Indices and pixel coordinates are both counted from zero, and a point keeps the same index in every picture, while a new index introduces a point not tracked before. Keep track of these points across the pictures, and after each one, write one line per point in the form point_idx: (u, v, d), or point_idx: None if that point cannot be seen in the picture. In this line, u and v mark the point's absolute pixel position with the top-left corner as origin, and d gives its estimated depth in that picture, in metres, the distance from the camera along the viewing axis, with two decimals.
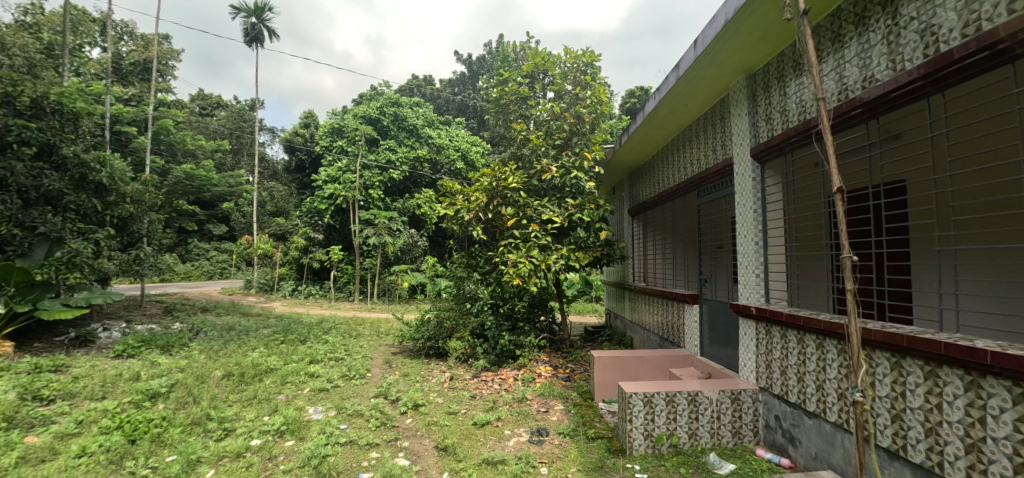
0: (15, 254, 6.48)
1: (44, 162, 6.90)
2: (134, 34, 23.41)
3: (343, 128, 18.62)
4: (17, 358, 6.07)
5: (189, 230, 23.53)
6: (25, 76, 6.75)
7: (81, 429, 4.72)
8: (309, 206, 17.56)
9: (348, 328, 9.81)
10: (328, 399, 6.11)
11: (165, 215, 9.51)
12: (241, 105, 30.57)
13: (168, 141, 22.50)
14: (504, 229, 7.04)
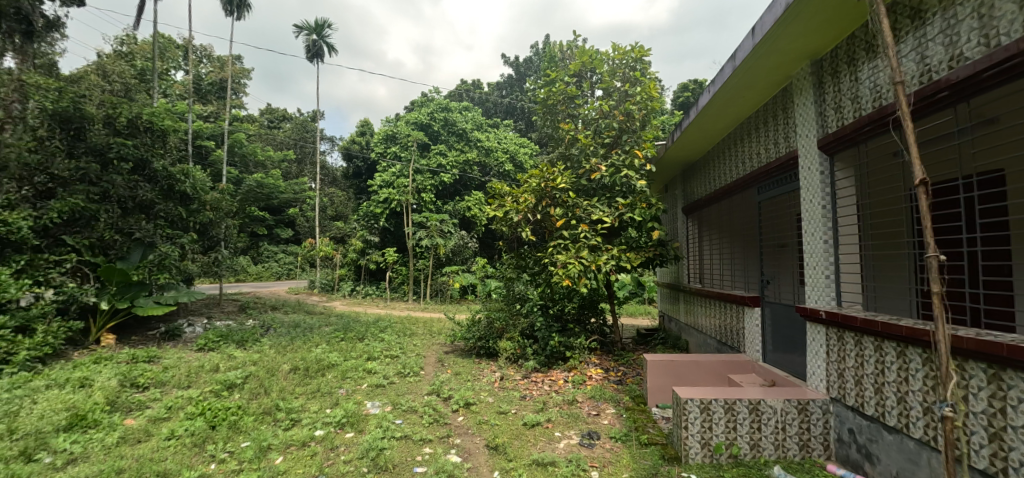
0: (116, 257, 7.22)
1: (139, 175, 7.73)
2: (212, 56, 25.65)
3: (397, 135, 19.65)
4: (117, 350, 6.85)
5: (260, 234, 25.40)
6: (123, 99, 7.53)
7: (170, 414, 5.25)
8: (366, 210, 18.38)
9: (402, 327, 10.19)
10: (384, 395, 6.38)
11: (239, 221, 10.36)
12: (304, 117, 32.63)
13: (241, 153, 24.51)
14: (553, 230, 7.02)
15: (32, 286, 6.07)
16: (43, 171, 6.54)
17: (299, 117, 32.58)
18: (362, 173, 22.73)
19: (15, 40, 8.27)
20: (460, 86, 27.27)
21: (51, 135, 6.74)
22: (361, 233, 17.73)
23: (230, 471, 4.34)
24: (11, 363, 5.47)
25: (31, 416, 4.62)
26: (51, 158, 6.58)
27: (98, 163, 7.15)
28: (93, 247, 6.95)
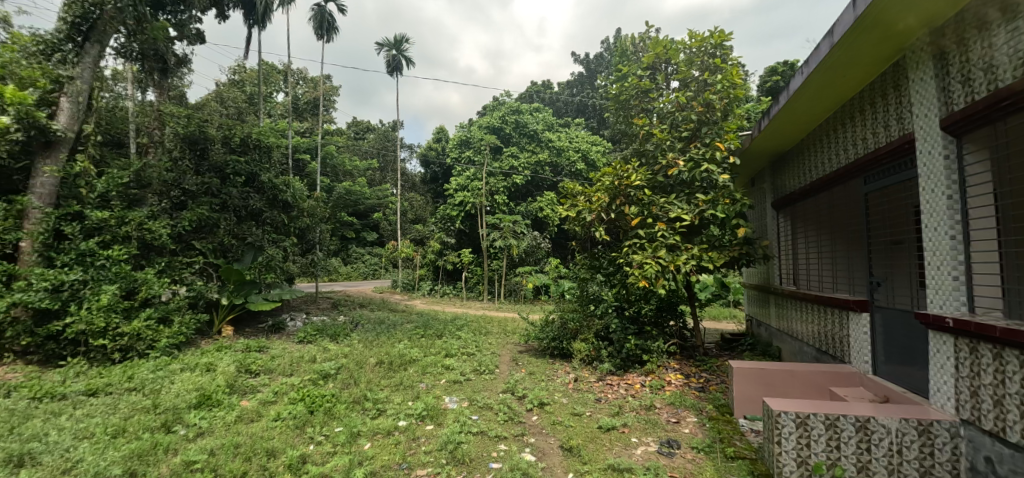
0: (233, 259, 8.22)
1: (251, 187, 8.81)
2: (306, 78, 28.35)
3: (470, 140, 20.38)
4: (234, 340, 7.86)
5: (350, 237, 27.56)
6: (237, 122, 8.71)
7: (277, 397, 5.92)
8: (443, 213, 19.13)
9: (476, 325, 10.50)
10: (462, 391, 6.63)
11: (332, 225, 11.35)
12: (386, 128, 34.90)
13: (333, 164, 27.18)
14: (628, 230, 6.82)
15: (171, 284, 7.16)
16: (177, 186, 7.69)
17: (382, 128, 34.93)
18: (439, 178, 23.82)
19: (155, 77, 9.77)
20: (531, 88, 27.44)
21: (182, 156, 7.94)
22: (438, 235, 18.52)
23: (325, 453, 4.78)
24: (156, 348, 6.48)
25: (170, 394, 5.45)
26: (182, 176, 7.73)
27: (217, 178, 8.25)
28: (216, 250, 8.02)
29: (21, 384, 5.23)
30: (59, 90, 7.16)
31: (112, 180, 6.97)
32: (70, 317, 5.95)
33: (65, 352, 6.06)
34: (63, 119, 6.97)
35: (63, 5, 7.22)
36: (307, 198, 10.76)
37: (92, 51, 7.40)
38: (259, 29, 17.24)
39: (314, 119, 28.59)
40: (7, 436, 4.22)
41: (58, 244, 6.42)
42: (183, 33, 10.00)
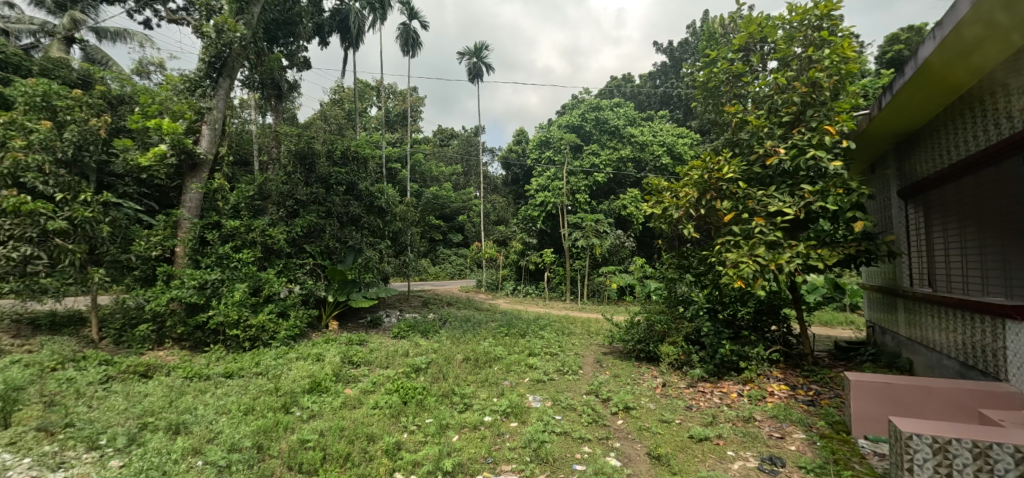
0: (337, 261, 9.09)
1: (351, 195, 9.64)
2: (396, 92, 30.40)
3: (550, 140, 20.39)
4: (339, 333, 8.72)
5: (438, 239, 28.99)
6: (338, 137, 9.64)
7: (376, 387, 6.46)
8: (525, 214, 19.28)
9: (560, 325, 10.46)
10: (545, 390, 6.68)
11: (421, 228, 12.04)
12: (469, 133, 36.25)
13: (421, 171, 28.86)
14: (721, 226, 6.33)
15: (289, 283, 8.14)
16: (291, 197, 8.72)
17: (465, 134, 36.38)
18: (520, 180, 24.15)
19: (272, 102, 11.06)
20: (612, 82, 26.52)
21: (296, 171, 8.96)
22: (520, 235, 18.75)
23: (417, 442, 5.10)
24: (277, 339, 7.41)
25: (288, 380, 6.21)
26: (295, 187, 8.74)
27: (323, 188, 9.18)
28: (324, 253, 8.95)
29: (177, 366, 6.30)
30: (201, 119, 8.50)
31: (240, 194, 8.10)
32: (212, 310, 7.03)
33: (209, 340, 7.16)
34: (205, 144, 8.33)
35: (202, 48, 8.47)
36: (399, 203, 11.52)
37: (224, 84, 8.64)
38: (355, 51, 18.82)
39: (404, 130, 30.62)
40: (168, 408, 5.12)
41: (202, 249, 7.62)
42: (292, 61, 11.19)
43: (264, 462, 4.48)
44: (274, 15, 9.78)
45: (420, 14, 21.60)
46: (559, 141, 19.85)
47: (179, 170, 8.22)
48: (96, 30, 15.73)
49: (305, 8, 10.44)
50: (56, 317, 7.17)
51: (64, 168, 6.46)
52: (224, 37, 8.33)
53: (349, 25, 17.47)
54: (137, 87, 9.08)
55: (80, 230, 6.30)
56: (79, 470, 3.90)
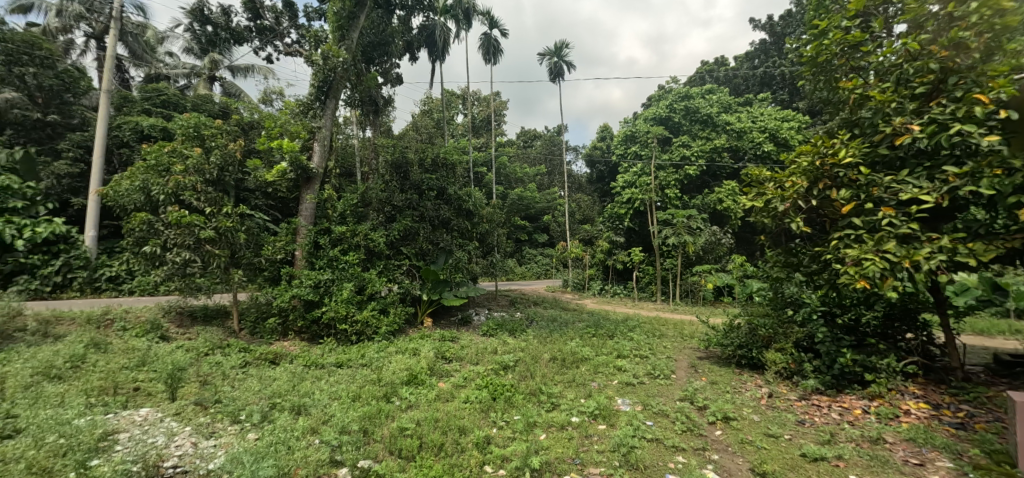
0: (430, 261, 9.65)
1: (442, 199, 10.16)
2: (481, 98, 31.48)
3: (636, 134, 19.65)
4: (432, 330, 9.26)
5: (524, 240, 29.32)
6: (429, 146, 10.24)
7: (467, 382, 6.76)
8: (611, 212, 18.75)
9: (650, 327, 10.01)
10: (635, 394, 6.45)
11: (507, 229, 12.31)
12: (551, 134, 36.36)
13: (506, 174, 29.57)
14: (839, 219, 5.58)
15: (388, 282, 8.84)
16: (389, 203, 9.48)
17: (547, 135, 36.57)
18: (605, 177, 23.29)
19: (371, 118, 12.20)
20: (703, 68, 24.44)
21: (393, 179, 9.70)
22: (606, 234, 18.26)
23: (506, 438, 5.25)
24: (379, 334, 8.11)
25: (388, 371, 6.76)
26: (393, 194, 9.47)
27: (416, 194, 9.81)
28: (418, 254, 9.58)
29: (298, 355, 7.19)
30: (313, 137, 9.59)
31: (346, 203, 9.00)
32: (326, 306, 7.90)
33: (322, 333, 8.05)
34: (317, 159, 9.40)
35: (313, 74, 9.62)
36: (486, 206, 11.90)
37: (331, 104, 9.71)
38: (442, 63, 19.86)
39: (489, 134, 31.64)
40: (292, 391, 5.87)
41: (317, 252, 8.60)
42: (386, 78, 12.18)
43: (368, 445, 4.93)
44: (370, 37, 10.74)
45: (500, 22, 22.15)
46: (644, 134, 18.94)
47: (297, 183, 9.37)
48: (231, 68, 18.55)
49: (396, 28, 11.32)
50: (207, 309, 8.49)
51: (211, 186, 7.65)
52: (330, 62, 9.44)
53: (435, 39, 18.47)
54: (263, 113, 10.54)
55: (224, 238, 7.47)
56: (225, 439, 4.65)
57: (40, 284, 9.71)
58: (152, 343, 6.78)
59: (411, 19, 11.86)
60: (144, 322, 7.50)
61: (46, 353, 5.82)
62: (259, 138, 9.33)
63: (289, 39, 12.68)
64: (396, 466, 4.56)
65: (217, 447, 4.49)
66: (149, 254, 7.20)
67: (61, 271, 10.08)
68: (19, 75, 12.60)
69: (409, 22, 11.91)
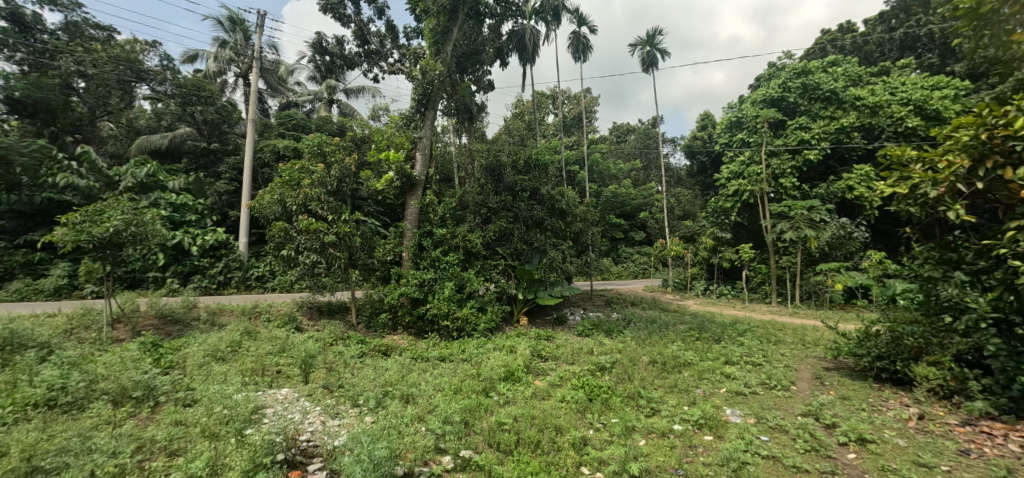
0: (525, 261, 9.81)
1: (535, 200, 10.27)
2: (571, 96, 31.18)
3: (743, 120, 17.61)
4: (528, 328, 9.43)
5: (621, 238, 28.30)
6: (522, 149, 10.46)
7: (562, 381, 6.76)
8: (715, 206, 17.30)
9: (764, 332, 9.06)
10: (746, 405, 5.90)
11: (602, 227, 12.04)
12: (647, 126, 34.76)
13: (598, 171, 29.09)
14: (1017, 204, 4.50)
15: (486, 281, 9.23)
16: (484, 206, 9.84)
17: (640, 128, 35.07)
18: (707, 168, 20.80)
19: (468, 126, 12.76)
20: (822, 37, 21.02)
21: (488, 183, 10.07)
22: (710, 230, 16.88)
23: (603, 440, 5.15)
24: (478, 331, 8.48)
25: (487, 367, 7.02)
26: (488, 197, 9.82)
27: (510, 195, 10.05)
28: (513, 254, 9.79)
29: (407, 348, 7.82)
30: (415, 147, 10.35)
31: (445, 207, 9.62)
32: (430, 304, 8.49)
33: (427, 329, 8.64)
34: (418, 167, 10.11)
35: (413, 89, 10.36)
36: (579, 205, 11.78)
37: (430, 115, 10.35)
38: (532, 66, 20.00)
39: (581, 132, 31.27)
40: (401, 381, 6.41)
41: (421, 253, 9.29)
42: (479, 86, 12.75)
43: (469, 437, 5.20)
44: (463, 48, 11.32)
45: (588, 18, 21.67)
46: (752, 119, 16.85)
47: (402, 190, 10.18)
48: (346, 90, 20.77)
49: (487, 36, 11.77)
50: (331, 303, 9.62)
51: (332, 197, 8.66)
52: (428, 76, 10.06)
53: (525, 42, 18.59)
54: (373, 129, 11.68)
55: (344, 242, 8.41)
56: (347, 420, 5.26)
57: (208, 282, 11.87)
58: (289, 334, 7.88)
59: (500, 26, 12.21)
60: (283, 315, 8.75)
61: (214, 339, 7.09)
62: (369, 152, 10.30)
63: (392, 59, 13.86)
64: (495, 458, 4.75)
65: (341, 426, 5.10)
66: (287, 256, 8.38)
67: (223, 272, 12.19)
68: (190, 113, 15.79)
69: (499, 29, 12.28)
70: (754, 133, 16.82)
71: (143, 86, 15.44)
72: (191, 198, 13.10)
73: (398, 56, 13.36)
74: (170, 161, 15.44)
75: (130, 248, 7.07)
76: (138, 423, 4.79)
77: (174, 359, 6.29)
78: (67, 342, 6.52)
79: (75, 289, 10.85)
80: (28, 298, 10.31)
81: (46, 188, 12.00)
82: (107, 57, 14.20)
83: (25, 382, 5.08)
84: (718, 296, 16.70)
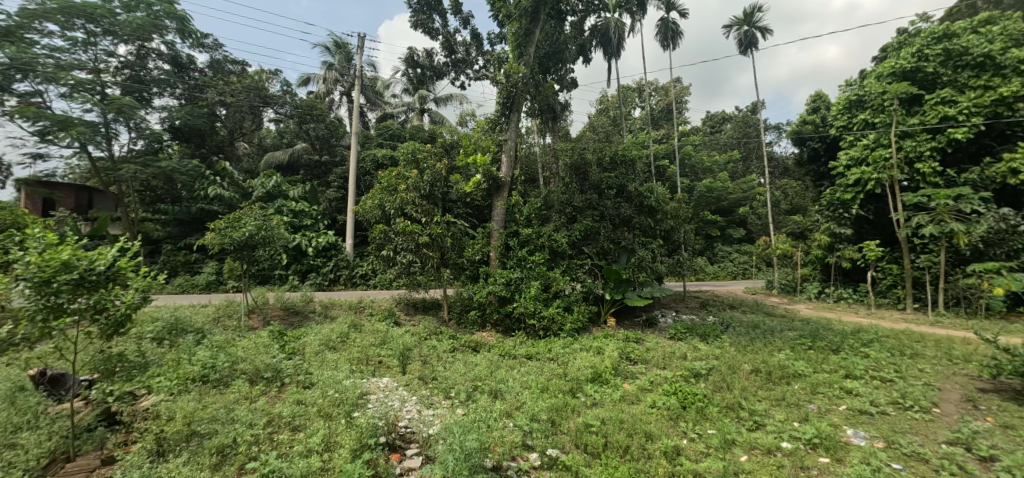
0: (612, 261, 9.57)
1: (622, 197, 9.95)
2: (659, 87, 29.84)
3: (866, 99, 14.84)
4: (616, 330, 9.19)
5: (717, 235, 26.29)
6: (609, 147, 10.25)
7: (653, 386, 6.46)
8: (830, 198, 15.27)
9: (894, 343, 7.82)
10: (873, 427, 5.16)
11: (696, 224, 11.30)
12: (746, 113, 31.84)
13: (691, 164, 27.35)
14: None
15: (572, 280, 9.20)
16: (569, 204, 9.80)
17: (738, 115, 32.24)
18: (820, 154, 17.56)
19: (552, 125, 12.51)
20: None
21: (574, 182, 9.99)
22: (825, 225, 14.87)
23: (699, 452, 4.83)
24: (564, 331, 8.48)
25: (574, 367, 6.96)
26: (573, 196, 9.77)
27: (596, 193, 9.88)
28: (600, 254, 9.61)
29: (495, 345, 8.08)
30: (501, 149, 10.67)
31: (531, 207, 9.75)
32: (516, 303, 8.69)
33: (514, 326, 8.84)
34: (504, 169, 10.36)
35: (498, 92, 10.64)
36: (670, 201, 11.20)
37: (514, 117, 10.54)
38: (617, 60, 19.33)
39: (670, 124, 29.66)
40: (490, 376, 6.62)
41: (508, 252, 9.55)
42: (562, 84, 12.66)
43: (556, 436, 5.20)
44: (546, 49, 11.57)
45: (677, 3, 20.39)
46: (879, 97, 13.94)
47: (490, 192, 10.53)
48: (436, 99, 21.88)
49: (569, 34, 11.69)
50: (426, 300, 10.26)
51: (425, 200, 9.23)
52: (511, 79, 10.27)
53: (610, 37, 18.03)
54: (460, 135, 12.25)
55: (437, 243, 8.91)
56: (440, 411, 5.57)
57: (322, 279, 13.38)
58: (389, 327, 8.59)
59: (583, 22, 11.99)
60: (383, 309, 9.55)
61: (327, 330, 7.97)
62: (458, 156, 10.83)
63: (478, 66, 14.35)
64: (583, 460, 4.69)
65: (435, 415, 5.42)
66: (386, 256, 9.11)
67: (334, 270, 13.64)
68: (305, 129, 17.89)
69: (583, 25, 11.99)
70: (882, 112, 14.06)
71: (269, 110, 17.49)
72: (307, 205, 14.88)
73: (483, 63, 13.80)
74: (290, 173, 17.47)
75: (262, 249, 8.21)
76: (269, 400, 5.55)
77: (296, 346, 7.21)
78: (215, 328, 7.79)
79: (221, 283, 12.90)
80: (188, 291, 12.50)
81: (199, 199, 14.82)
82: (242, 87, 16.63)
83: (186, 360, 6.16)
84: (835, 300, 14.75)
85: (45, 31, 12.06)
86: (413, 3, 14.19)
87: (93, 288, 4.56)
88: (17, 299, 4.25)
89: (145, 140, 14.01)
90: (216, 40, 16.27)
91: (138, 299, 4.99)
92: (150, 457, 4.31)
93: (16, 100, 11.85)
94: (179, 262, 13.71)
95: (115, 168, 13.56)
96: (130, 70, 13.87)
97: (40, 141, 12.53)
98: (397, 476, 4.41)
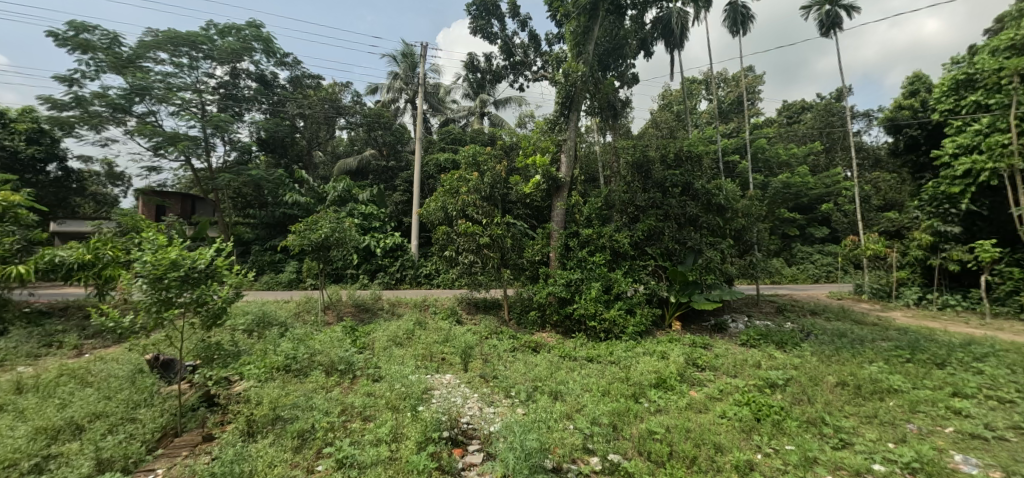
0: (678, 262, 9.19)
1: (687, 195, 9.52)
2: (728, 78, 28.16)
3: (978, 77, 12.89)
4: (681, 334, 8.83)
5: (795, 234, 24.33)
6: (672, 144, 9.85)
7: (723, 395, 6.10)
8: (933, 191, 13.52)
9: (1017, 359, 6.76)
10: (989, 455, 4.53)
11: (769, 223, 10.50)
12: (829, 99, 29.08)
13: (765, 157, 25.50)
14: None
15: (634, 282, 8.97)
16: (632, 204, 9.58)
17: (820, 102, 29.52)
18: (920, 143, 15.51)
19: (610, 123, 12.22)
20: None
21: (634, 181, 9.75)
22: (926, 222, 13.33)
23: (775, 468, 4.48)
24: (626, 333, 8.29)
25: (636, 372, 6.74)
26: (635, 195, 9.52)
27: (660, 192, 9.53)
28: (665, 254, 9.30)
29: (555, 346, 8.05)
30: (560, 149, 10.65)
31: (592, 207, 9.65)
32: (577, 304, 8.62)
33: (575, 328, 8.79)
34: (564, 170, 10.35)
35: (557, 93, 10.62)
36: (741, 198, 10.52)
37: (574, 117, 10.50)
38: (680, 51, 18.52)
39: (741, 117, 27.87)
40: (550, 377, 6.60)
41: (568, 253, 9.52)
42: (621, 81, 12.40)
43: (618, 441, 5.04)
44: (606, 46, 11.30)
45: None
46: (993, 75, 12.25)
47: (549, 192, 10.53)
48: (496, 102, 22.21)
49: (628, 29, 11.38)
50: (486, 300, 10.47)
51: (486, 202, 9.47)
52: (570, 78, 10.25)
53: (673, 28, 17.09)
54: (519, 136, 12.37)
55: (496, 244, 9.05)
56: (501, 409, 5.66)
57: (389, 278, 14.14)
58: (452, 325, 8.87)
59: (644, 15, 11.60)
60: (446, 308, 9.85)
61: (393, 326, 8.39)
62: (518, 157, 10.92)
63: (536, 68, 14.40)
64: (647, 468, 4.54)
65: (496, 414, 5.51)
66: (449, 257, 9.42)
67: (400, 270, 14.30)
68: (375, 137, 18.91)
69: (643, 18, 11.62)
70: (999, 92, 12.27)
71: (343, 120, 18.76)
72: (376, 208, 15.83)
73: (541, 64, 13.81)
74: (361, 179, 18.55)
75: (335, 250, 8.82)
76: (343, 390, 5.96)
77: (366, 341, 7.66)
78: (295, 322, 8.50)
79: (301, 281, 14.09)
80: (273, 287, 13.74)
81: (283, 205, 16.09)
82: (317, 99, 17.99)
83: (272, 350, 6.78)
84: (939, 307, 13.05)
85: (158, 59, 13.83)
86: (473, 10, 14.54)
87: (196, 284, 5.15)
88: (137, 293, 4.91)
89: (237, 151, 15.60)
90: (294, 58, 17.70)
91: (232, 294, 5.52)
92: (242, 436, 4.78)
93: (136, 120, 13.68)
94: (266, 261, 15.10)
95: (213, 177, 15.40)
96: (226, 89, 15.47)
97: (154, 155, 14.38)
98: (459, 470, 4.52)
